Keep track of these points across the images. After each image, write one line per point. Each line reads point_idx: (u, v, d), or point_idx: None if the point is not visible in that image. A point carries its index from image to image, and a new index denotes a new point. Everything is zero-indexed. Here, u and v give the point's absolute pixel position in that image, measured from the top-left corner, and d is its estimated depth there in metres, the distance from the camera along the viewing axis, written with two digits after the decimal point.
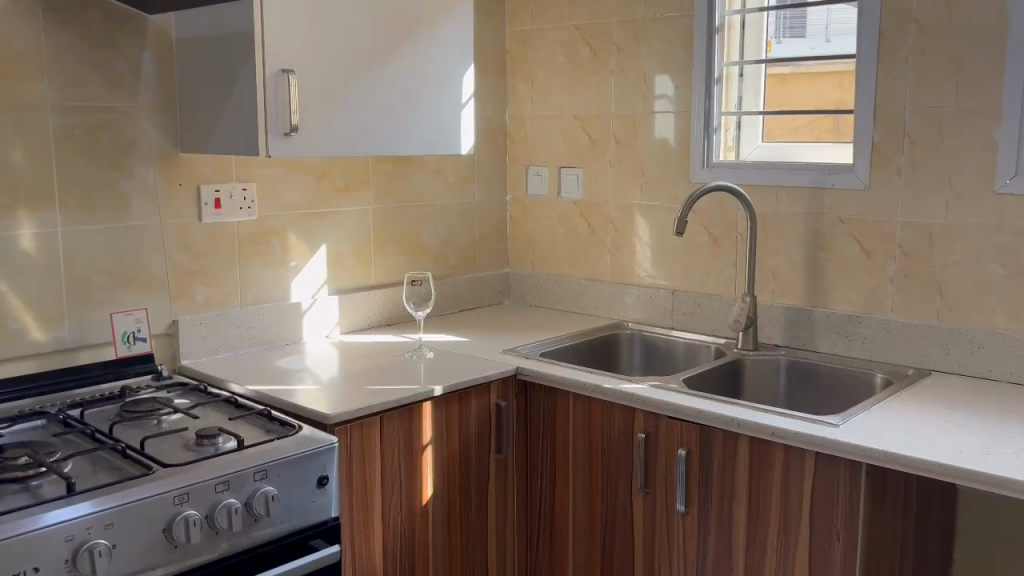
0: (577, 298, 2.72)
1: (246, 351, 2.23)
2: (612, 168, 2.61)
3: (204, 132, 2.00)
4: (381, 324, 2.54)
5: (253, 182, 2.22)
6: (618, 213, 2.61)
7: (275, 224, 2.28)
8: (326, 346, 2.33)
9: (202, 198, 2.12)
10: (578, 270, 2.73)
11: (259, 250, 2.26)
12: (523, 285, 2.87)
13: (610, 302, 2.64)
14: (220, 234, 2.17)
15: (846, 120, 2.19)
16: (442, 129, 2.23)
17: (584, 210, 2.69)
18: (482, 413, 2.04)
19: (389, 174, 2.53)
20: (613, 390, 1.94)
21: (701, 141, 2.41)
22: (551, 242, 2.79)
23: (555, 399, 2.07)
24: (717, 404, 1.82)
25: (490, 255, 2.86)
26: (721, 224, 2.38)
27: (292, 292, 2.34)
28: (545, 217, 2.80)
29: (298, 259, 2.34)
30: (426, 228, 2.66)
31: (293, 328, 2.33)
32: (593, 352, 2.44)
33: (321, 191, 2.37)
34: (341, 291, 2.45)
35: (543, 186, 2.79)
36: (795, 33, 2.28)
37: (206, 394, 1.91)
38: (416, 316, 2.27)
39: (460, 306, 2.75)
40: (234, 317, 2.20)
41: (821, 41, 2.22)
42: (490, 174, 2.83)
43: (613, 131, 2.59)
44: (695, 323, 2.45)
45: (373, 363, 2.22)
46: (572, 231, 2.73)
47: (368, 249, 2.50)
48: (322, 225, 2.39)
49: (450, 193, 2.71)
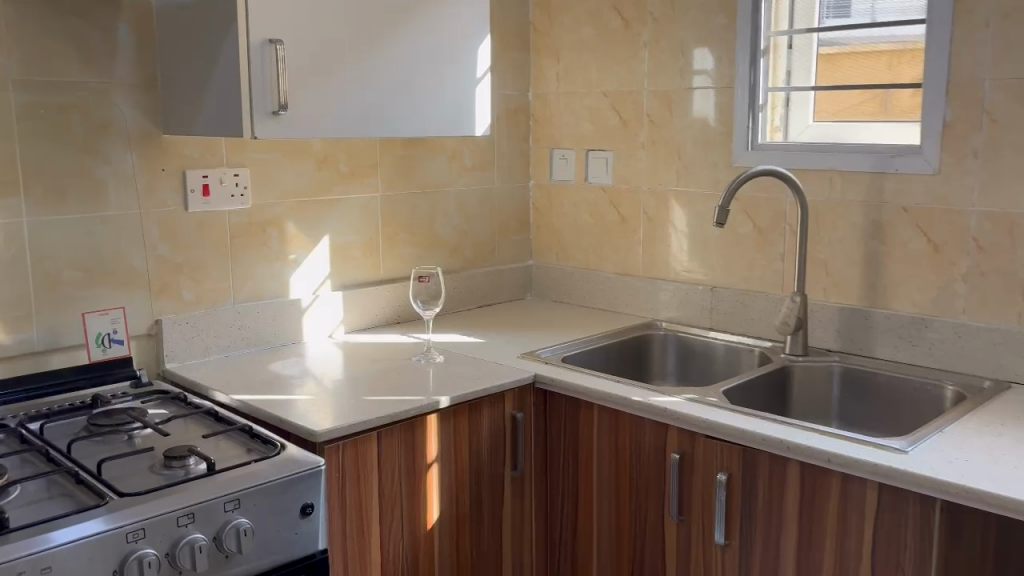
0: (606, 294, 2.49)
1: (239, 353, 2.03)
2: (646, 151, 2.37)
3: (186, 111, 1.79)
4: (390, 322, 2.33)
5: (247, 167, 2.02)
6: (651, 201, 2.37)
7: (271, 213, 2.08)
8: (329, 348, 2.13)
9: (189, 184, 1.92)
10: (607, 264, 2.49)
11: (253, 242, 2.05)
12: (546, 279, 2.64)
13: (642, 299, 2.40)
14: (209, 225, 1.97)
15: (896, 95, 1.96)
16: (454, 108, 2.01)
17: (614, 197, 2.45)
18: (495, 426, 1.82)
19: (399, 157, 2.31)
20: (643, 403, 1.70)
21: (745, 120, 2.15)
22: (578, 233, 2.55)
23: (578, 412, 1.84)
24: (763, 423, 1.58)
25: (512, 246, 2.63)
26: (768, 213, 2.13)
27: (292, 288, 2.13)
28: (571, 205, 2.56)
29: (298, 252, 2.13)
30: (441, 217, 2.44)
31: (292, 328, 2.12)
32: (623, 355, 2.21)
33: (323, 176, 2.16)
34: (347, 286, 2.24)
35: (570, 170, 2.55)
36: (839, 14, 2.03)
37: (187, 405, 1.71)
38: (424, 315, 2.05)
39: (478, 302, 2.53)
40: (225, 316, 2.00)
41: (866, 20, 1.99)
42: (512, 158, 2.60)
43: (647, 109, 2.35)
44: (736, 324, 2.20)
45: (377, 367, 2.00)
46: (601, 220, 2.49)
47: (375, 240, 2.29)
48: (325, 214, 2.18)
49: (468, 179, 2.49)
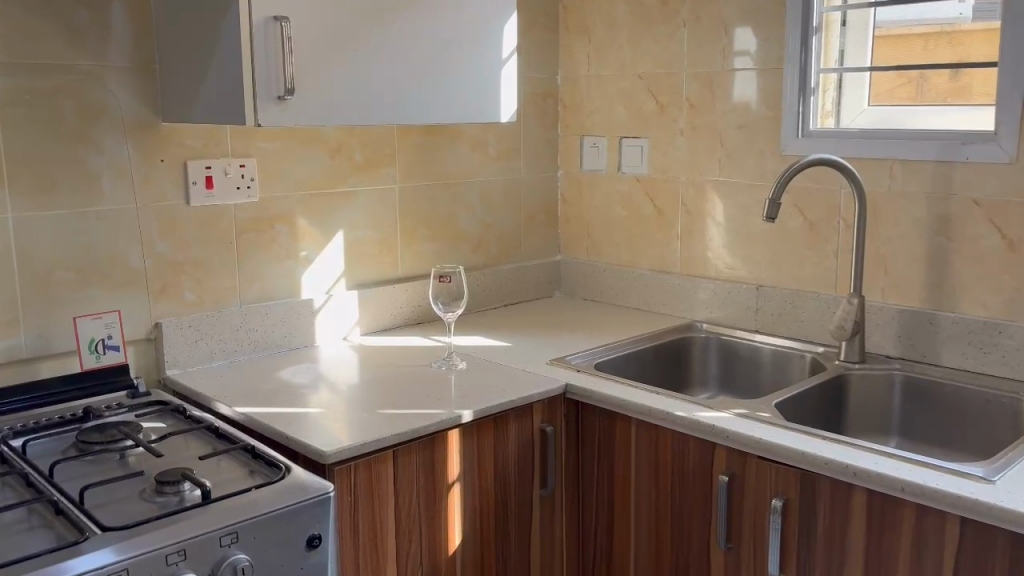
0: (640, 292, 2.32)
1: (247, 358, 1.88)
2: (684, 138, 2.19)
3: (185, 96, 1.64)
4: (410, 323, 2.17)
5: (254, 157, 1.86)
6: (690, 192, 2.19)
7: (281, 207, 1.92)
8: (344, 351, 1.98)
9: (190, 176, 1.77)
10: (641, 259, 2.32)
11: (262, 238, 1.90)
12: (576, 276, 2.47)
13: (679, 298, 2.23)
14: (213, 220, 1.82)
15: (932, 77, 1.82)
16: (477, 92, 1.84)
17: (649, 188, 2.28)
18: (523, 441, 1.67)
19: (418, 146, 2.15)
20: (688, 419, 1.54)
21: (795, 104, 1.97)
22: (610, 227, 2.38)
23: (614, 425, 1.68)
24: (825, 444, 1.41)
25: (539, 241, 2.47)
26: (820, 206, 1.95)
27: (303, 287, 1.98)
28: (602, 197, 2.39)
29: (309, 248, 1.98)
30: (463, 209, 2.27)
31: (304, 330, 1.97)
32: (661, 360, 2.04)
33: (336, 166, 2.00)
34: (362, 284, 2.09)
35: (602, 160, 2.38)
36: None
37: (186, 419, 1.56)
38: (445, 317, 1.89)
39: (503, 301, 2.37)
40: (231, 319, 1.86)
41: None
42: (539, 146, 2.43)
43: (686, 93, 2.17)
44: (784, 326, 2.03)
45: (395, 372, 1.85)
46: (635, 213, 2.32)
47: (393, 235, 2.13)
48: (339, 207, 2.02)
49: (492, 169, 2.32)
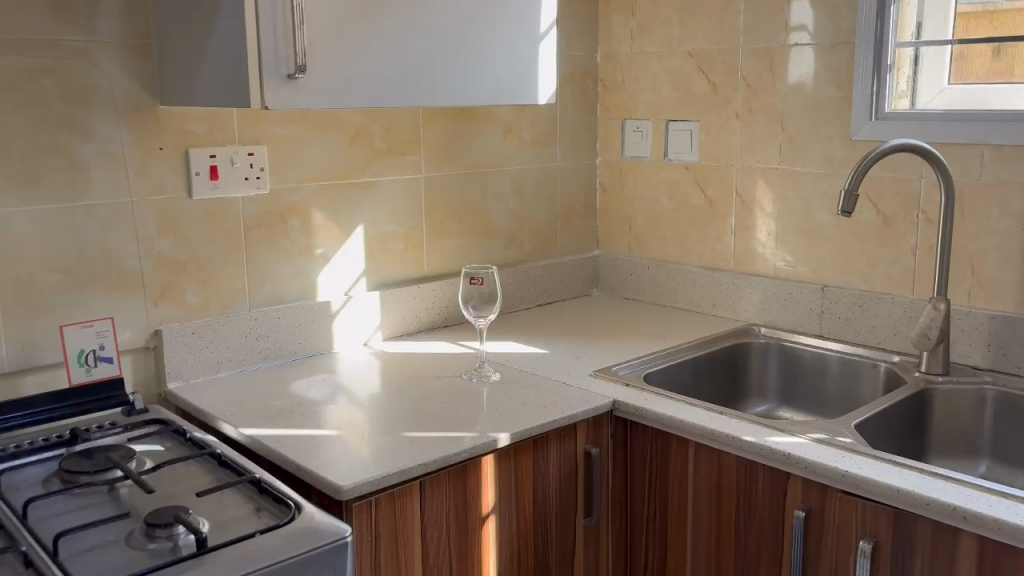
0: (689, 292, 2.12)
1: (257, 368, 1.70)
2: (740, 121, 1.98)
3: (185, 76, 1.45)
4: (437, 325, 1.99)
5: (264, 144, 1.68)
6: (746, 181, 1.98)
7: (294, 200, 1.74)
8: (364, 359, 1.79)
9: (193, 166, 1.59)
10: (690, 255, 2.12)
11: (274, 234, 1.72)
12: (616, 272, 2.27)
13: (733, 298, 2.03)
14: (219, 214, 1.64)
15: (969, 58, 1.68)
16: (513, 70, 1.64)
17: (699, 177, 2.07)
18: (565, 466, 1.47)
19: (445, 132, 1.96)
20: (758, 446, 1.34)
21: (869, 83, 1.74)
22: (654, 219, 2.18)
23: (669, 448, 1.48)
24: (922, 478, 1.20)
25: (576, 234, 2.27)
26: (896, 197, 1.73)
27: (320, 288, 1.80)
28: (646, 187, 2.18)
29: (326, 245, 1.79)
30: (494, 201, 2.08)
31: (320, 335, 1.79)
32: (715, 369, 1.84)
33: (355, 155, 1.81)
34: (385, 284, 1.90)
35: (646, 146, 2.17)
36: None
37: (186, 442, 1.38)
38: (476, 324, 1.69)
39: (537, 300, 2.18)
40: (240, 325, 1.67)
41: None
42: (576, 131, 2.23)
43: (742, 71, 1.96)
44: (853, 332, 1.82)
45: (420, 384, 1.65)
46: (683, 204, 2.11)
47: (418, 230, 1.94)
48: (358, 199, 1.83)
49: (525, 157, 2.12)
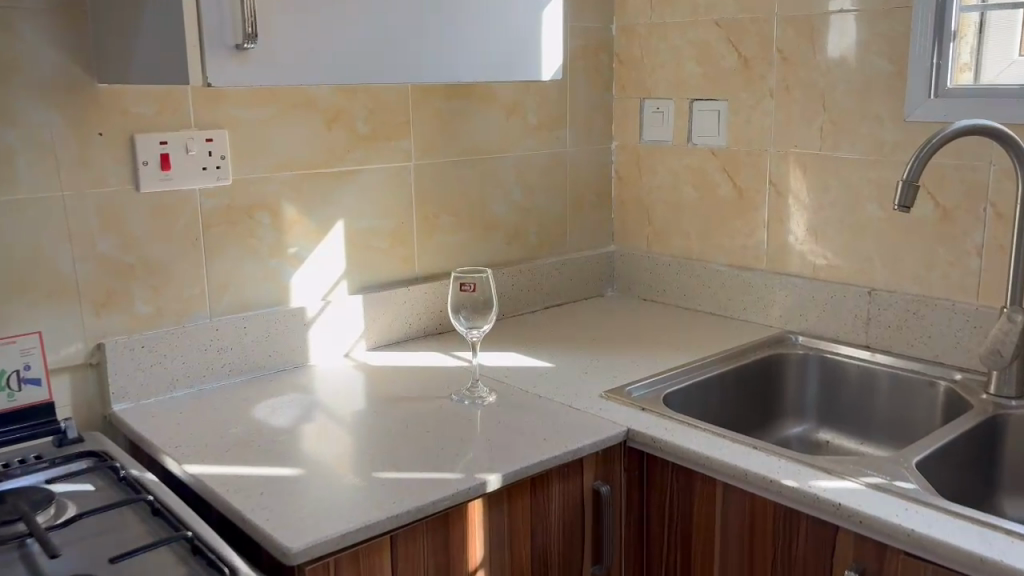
0: (715, 293, 1.88)
1: (219, 386, 1.49)
2: (775, 100, 1.73)
3: (122, 48, 1.23)
4: (429, 332, 1.76)
5: (225, 128, 1.46)
6: (782, 169, 1.74)
7: (262, 192, 1.52)
8: (344, 373, 1.57)
9: (140, 155, 1.37)
10: (716, 252, 1.88)
11: (238, 232, 1.50)
12: (633, 271, 2.03)
13: (765, 301, 1.79)
14: (173, 210, 1.42)
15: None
16: (512, 41, 1.41)
17: (727, 164, 1.83)
18: (568, 508, 1.25)
19: (439, 114, 1.73)
20: (801, 492, 1.11)
21: (929, 54, 1.49)
22: (676, 212, 1.94)
23: (693, 487, 1.25)
24: (1010, 542, 0.97)
25: (588, 228, 2.03)
26: (959, 188, 1.49)
27: (294, 292, 1.58)
28: (667, 175, 1.94)
29: (300, 244, 1.57)
30: (495, 192, 1.85)
31: (294, 346, 1.57)
32: (745, 386, 1.61)
33: (334, 140, 1.59)
34: (369, 287, 1.68)
35: (667, 129, 1.93)
36: None
37: (120, 482, 1.17)
38: (468, 337, 1.45)
39: (544, 303, 1.95)
40: (198, 336, 1.46)
41: None
42: (588, 112, 1.99)
43: (777, 43, 1.71)
44: (906, 343, 1.58)
45: (402, 404, 1.43)
46: (709, 195, 1.87)
47: (407, 225, 1.72)
48: (337, 191, 1.61)
49: (530, 142, 1.89)
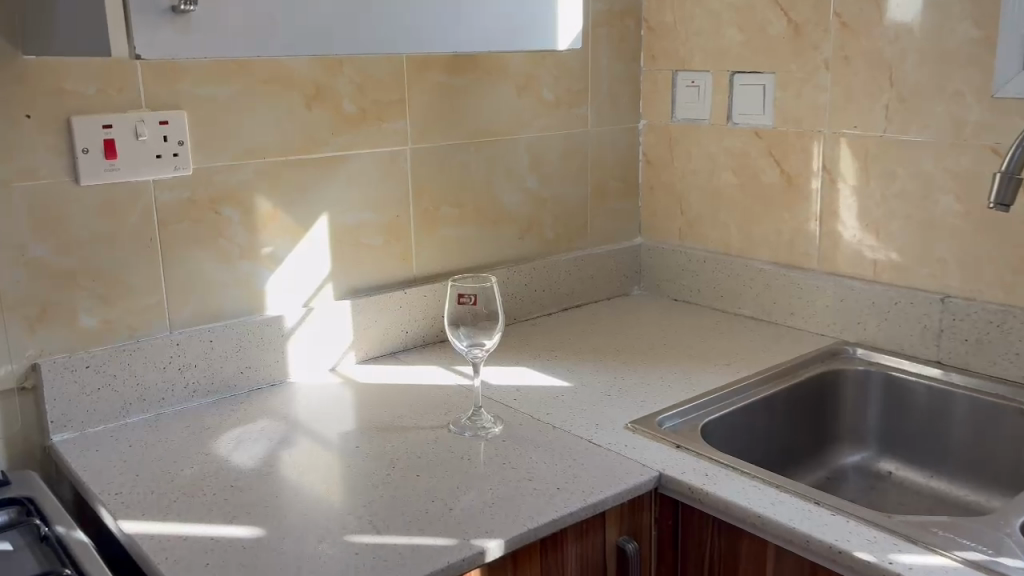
0: (757, 296, 1.64)
1: (181, 409, 1.28)
2: (832, 73, 1.48)
3: (42, 13, 1.00)
4: (430, 341, 1.54)
5: (184, 108, 1.23)
6: (838, 153, 1.50)
7: (230, 183, 1.30)
8: (330, 392, 1.36)
9: (79, 141, 1.15)
10: (759, 248, 1.64)
11: (202, 230, 1.28)
12: (662, 267, 1.80)
13: (816, 306, 1.56)
14: (122, 206, 1.21)
15: None
16: (524, 4, 1.16)
17: (774, 147, 1.59)
18: (585, 570, 1.04)
19: (440, 90, 1.49)
20: (880, 570, 0.88)
21: None
22: (713, 201, 1.70)
23: (738, 547, 1.03)
24: None
25: (612, 218, 1.80)
26: None
27: (270, 298, 1.37)
28: (703, 159, 1.70)
29: (276, 243, 1.36)
30: (506, 178, 1.62)
31: (271, 360, 1.36)
32: (793, 410, 1.38)
33: (315, 121, 1.36)
34: (358, 292, 1.46)
35: (703, 107, 1.69)
36: None
37: (41, 542, 0.96)
38: (473, 358, 1.23)
39: (560, 304, 1.72)
40: (156, 353, 1.25)
41: None
42: (613, 87, 1.75)
43: (834, 5, 1.45)
44: (985, 360, 1.35)
45: (390, 428, 1.22)
46: (752, 182, 1.63)
47: (404, 218, 1.49)
48: (321, 181, 1.38)
49: (546, 121, 1.65)
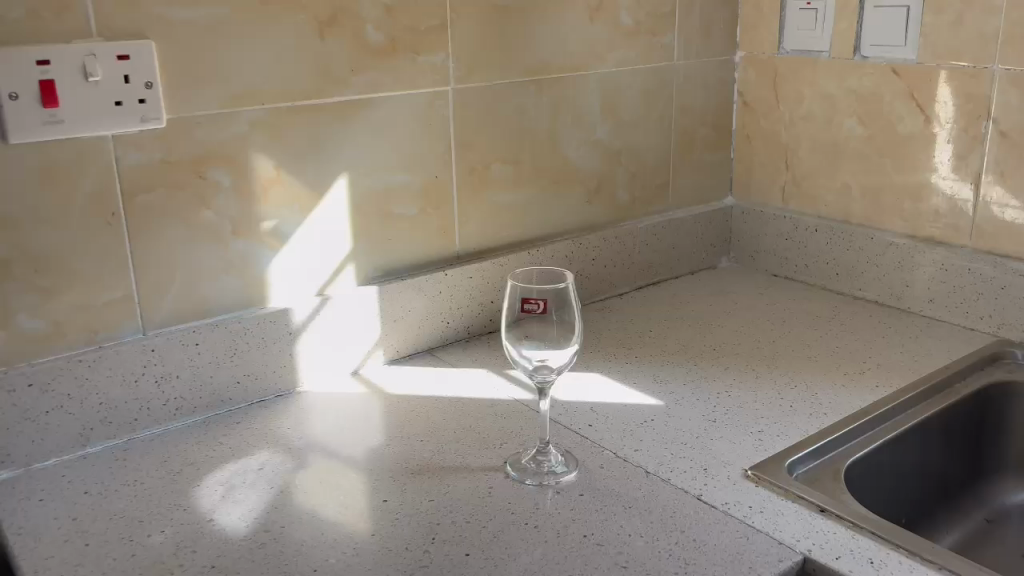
0: (885, 276, 1.31)
1: (159, 433, 0.99)
2: None
3: None
4: (478, 332, 1.24)
5: (151, 38, 0.92)
6: (1011, 96, 1.14)
7: (217, 137, 0.98)
8: (350, 406, 1.06)
9: (4, 83, 0.84)
10: (889, 216, 1.31)
11: (182, 200, 0.97)
12: (759, 236, 1.47)
13: (966, 293, 1.22)
14: (72, 169, 0.90)
15: None
16: None
17: (918, 89, 1.23)
18: None
19: (491, 12, 1.15)
20: None
21: None
22: (830, 155, 1.36)
23: None
24: None
25: (699, 174, 1.47)
26: None
27: (273, 286, 1.06)
28: (819, 102, 1.35)
29: (281, 215, 1.05)
30: (573, 126, 1.29)
31: (274, 366, 1.06)
32: (951, 437, 1.06)
33: (329, 55, 1.04)
34: (388, 274, 1.15)
35: (822, 35, 1.33)
36: None
37: None
38: (543, 392, 0.90)
39: (635, 281, 1.40)
40: (122, 363, 0.96)
41: None
42: (705, 8, 1.39)
43: None
44: None
45: (426, 465, 0.92)
46: (885, 132, 1.28)
47: (446, 180, 1.17)
48: (338, 133, 1.07)
49: (623, 54, 1.31)
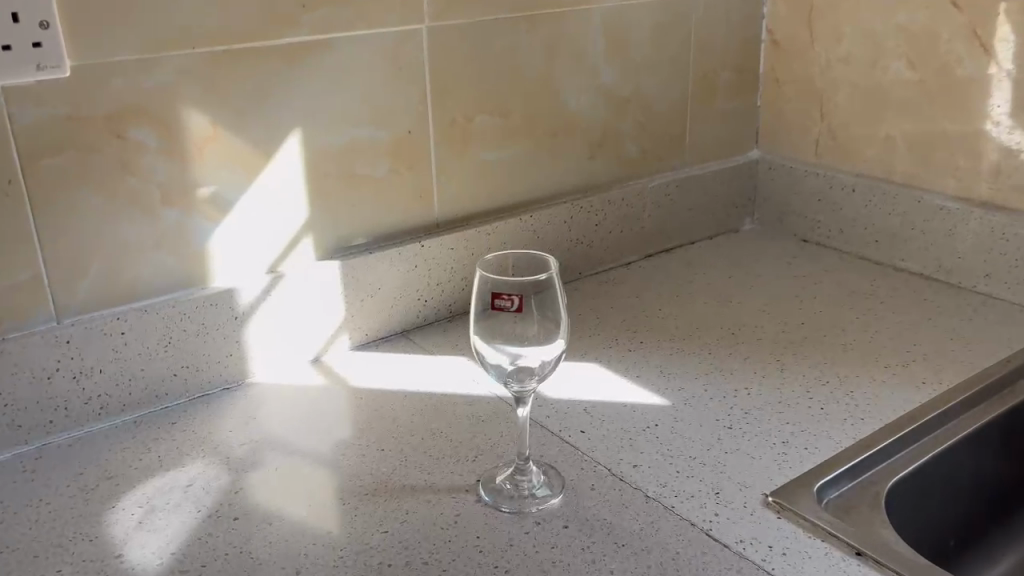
0: (933, 246, 1.14)
1: (80, 437, 0.85)
2: None
3: None
4: (462, 309, 1.08)
5: None
6: None
7: (138, 88, 0.82)
8: (306, 399, 0.91)
9: None
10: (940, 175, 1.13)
11: (98, 165, 0.82)
12: (788, 196, 1.29)
13: None
14: None
15: None
16: None
17: (980, 26, 1.04)
18: None
19: None
20: None
21: None
22: (872, 103, 1.17)
23: None
24: None
25: (720, 124, 1.28)
26: None
27: (217, 261, 0.91)
28: (861, 42, 1.16)
29: (222, 178, 0.89)
30: (573, 71, 1.11)
31: (219, 354, 0.92)
32: (1011, 444, 0.89)
33: None
34: (354, 246, 1.00)
35: None
36: None
37: None
38: (523, 400, 0.73)
39: (645, 248, 1.24)
40: (30, 359, 0.81)
41: None
42: None
43: None
44: None
45: (385, 482, 0.77)
46: (938, 77, 1.10)
47: (423, 135, 1.01)
48: (288, 82, 0.90)
49: None
